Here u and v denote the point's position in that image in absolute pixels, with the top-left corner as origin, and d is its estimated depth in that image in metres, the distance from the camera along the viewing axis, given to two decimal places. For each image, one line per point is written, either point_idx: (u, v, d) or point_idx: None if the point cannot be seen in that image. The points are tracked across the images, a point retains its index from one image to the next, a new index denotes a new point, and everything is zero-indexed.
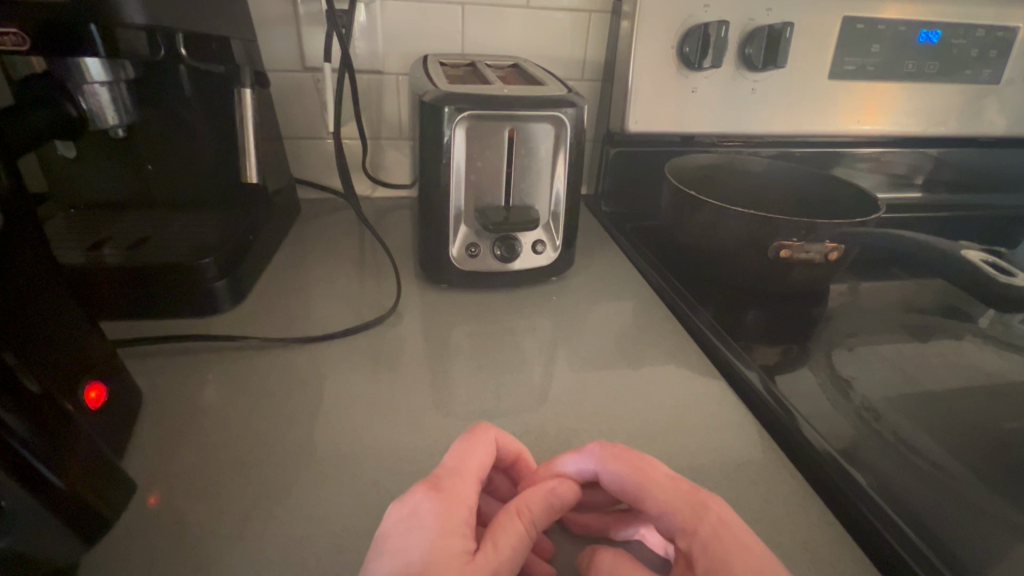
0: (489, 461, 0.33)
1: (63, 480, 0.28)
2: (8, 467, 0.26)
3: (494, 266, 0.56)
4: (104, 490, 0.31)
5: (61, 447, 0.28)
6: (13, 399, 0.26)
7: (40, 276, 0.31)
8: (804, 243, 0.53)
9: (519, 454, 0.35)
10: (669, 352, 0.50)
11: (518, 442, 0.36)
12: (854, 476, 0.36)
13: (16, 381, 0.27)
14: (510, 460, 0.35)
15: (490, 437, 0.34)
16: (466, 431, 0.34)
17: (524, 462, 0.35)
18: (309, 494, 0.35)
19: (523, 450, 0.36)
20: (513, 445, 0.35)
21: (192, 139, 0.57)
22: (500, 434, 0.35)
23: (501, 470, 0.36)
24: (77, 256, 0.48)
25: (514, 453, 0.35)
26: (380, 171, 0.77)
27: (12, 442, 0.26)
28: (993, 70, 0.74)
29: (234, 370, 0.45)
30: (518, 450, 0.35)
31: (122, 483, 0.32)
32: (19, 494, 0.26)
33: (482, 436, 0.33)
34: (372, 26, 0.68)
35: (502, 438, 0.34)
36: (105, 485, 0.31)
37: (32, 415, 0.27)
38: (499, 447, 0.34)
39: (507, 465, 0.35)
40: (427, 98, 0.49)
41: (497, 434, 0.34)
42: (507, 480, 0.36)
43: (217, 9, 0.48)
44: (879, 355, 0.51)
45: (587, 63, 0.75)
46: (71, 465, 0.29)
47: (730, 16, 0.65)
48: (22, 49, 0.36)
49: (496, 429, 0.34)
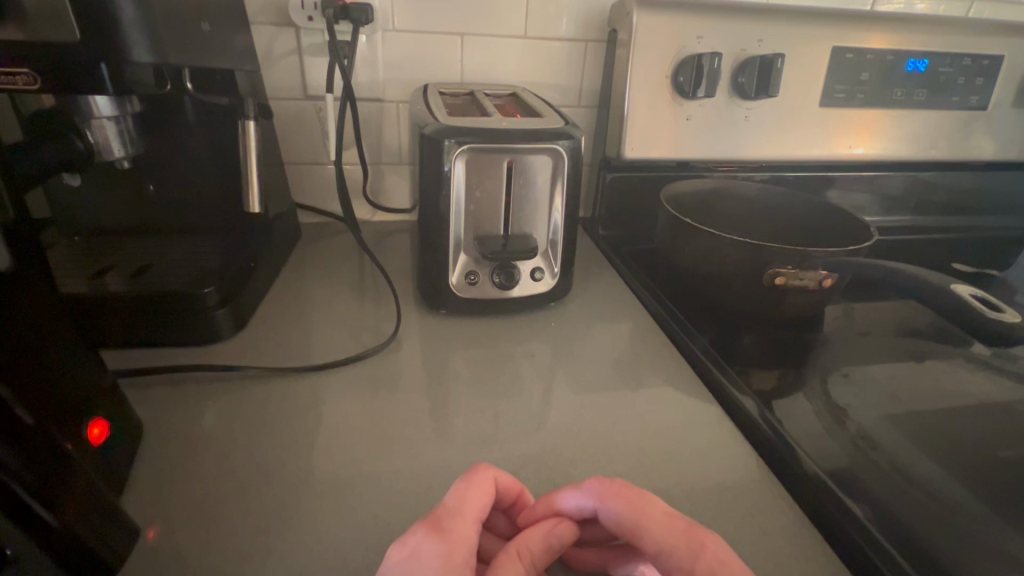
0: (490, 502, 0.33)
1: (58, 518, 0.28)
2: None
3: (493, 293, 0.56)
4: (104, 531, 0.30)
5: (58, 487, 0.28)
6: (11, 440, 0.26)
7: (51, 313, 0.32)
8: (798, 271, 0.54)
9: (518, 497, 0.35)
10: (667, 378, 0.50)
11: (518, 481, 0.36)
12: (851, 507, 0.36)
13: (17, 421, 0.27)
14: (512, 499, 0.35)
15: (491, 478, 0.34)
16: (465, 472, 0.34)
17: (525, 503, 0.35)
18: (307, 528, 0.35)
19: (523, 491, 0.35)
20: (515, 485, 0.34)
21: (194, 167, 0.57)
22: (499, 472, 0.35)
23: (501, 511, 0.35)
24: (80, 285, 0.49)
25: (516, 492, 0.35)
26: (380, 195, 0.78)
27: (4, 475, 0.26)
28: (981, 96, 0.76)
29: (233, 400, 0.45)
30: (520, 490, 0.35)
31: (123, 524, 0.32)
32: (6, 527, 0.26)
33: (482, 477, 0.33)
34: (374, 55, 0.70)
35: (502, 478, 0.34)
36: (106, 525, 0.31)
37: (25, 446, 0.27)
38: (498, 487, 0.34)
39: (507, 505, 0.35)
40: (428, 132, 0.51)
41: (496, 473, 0.34)
42: (509, 522, 0.35)
43: (221, 45, 0.49)
44: (875, 382, 0.51)
45: (584, 90, 0.77)
46: (69, 504, 0.29)
47: (723, 47, 0.67)
48: (33, 87, 0.37)
49: (496, 468, 0.35)
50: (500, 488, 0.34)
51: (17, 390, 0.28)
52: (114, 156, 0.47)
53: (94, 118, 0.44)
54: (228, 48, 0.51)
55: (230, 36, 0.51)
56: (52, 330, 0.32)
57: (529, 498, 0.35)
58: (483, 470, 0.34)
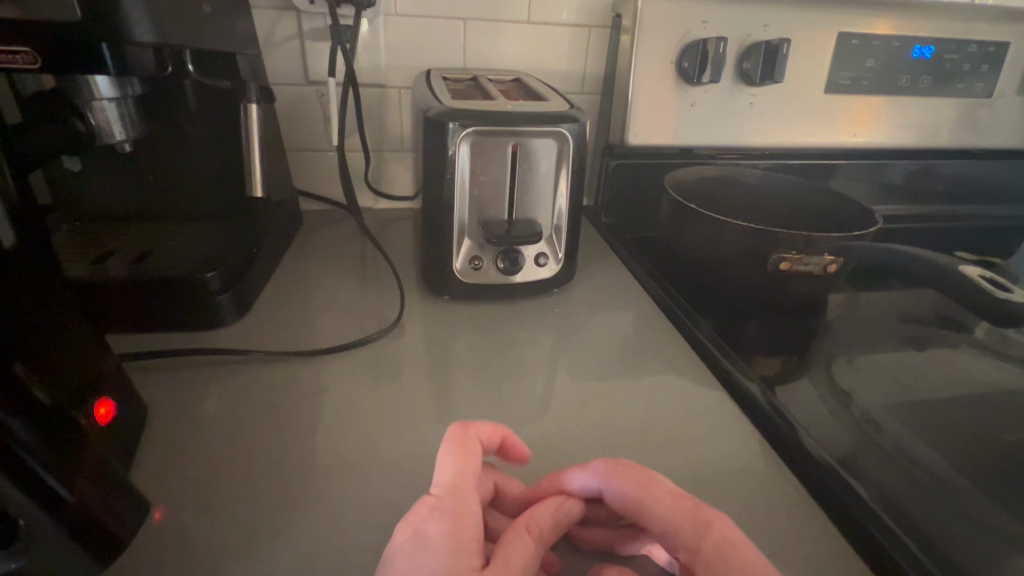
0: (480, 459, 0.33)
1: (72, 493, 0.27)
2: (4, 469, 0.24)
3: (497, 279, 0.56)
4: (115, 504, 0.30)
5: (69, 461, 0.28)
6: (22, 409, 0.26)
7: (58, 294, 0.31)
8: (803, 257, 0.54)
9: (501, 438, 0.36)
10: (671, 364, 0.50)
11: (499, 426, 0.37)
12: (855, 487, 0.37)
13: (26, 391, 0.26)
14: (496, 444, 0.36)
15: (473, 437, 0.34)
16: (446, 436, 0.34)
17: (508, 440, 0.36)
18: (314, 508, 0.35)
19: (503, 431, 0.36)
20: (496, 433, 0.35)
21: (195, 152, 0.57)
22: (478, 427, 0.35)
23: (491, 457, 0.36)
24: (82, 270, 0.49)
25: (499, 438, 0.36)
26: (382, 182, 0.78)
27: (7, 437, 0.25)
28: (986, 84, 0.75)
29: (238, 384, 0.45)
30: (502, 434, 0.36)
31: (134, 499, 0.31)
32: (13, 494, 0.25)
33: (462, 436, 0.33)
34: (376, 41, 0.69)
35: (483, 431, 0.35)
36: (119, 499, 0.30)
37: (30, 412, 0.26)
38: (482, 442, 0.35)
39: (493, 450, 0.36)
40: (432, 115, 0.50)
41: (477, 432, 0.34)
42: (509, 487, 0.36)
43: (224, 27, 0.49)
44: (878, 367, 0.51)
45: (588, 77, 0.76)
46: (82, 477, 0.28)
47: (728, 32, 0.66)
48: (33, 67, 0.36)
49: (471, 424, 0.35)
50: (484, 443, 0.35)
51: (27, 366, 0.28)
52: (115, 138, 0.46)
53: (95, 101, 0.43)
54: (231, 30, 0.50)
55: (233, 18, 0.51)
56: (60, 308, 0.31)
57: (512, 439, 0.37)
58: (460, 431, 0.34)
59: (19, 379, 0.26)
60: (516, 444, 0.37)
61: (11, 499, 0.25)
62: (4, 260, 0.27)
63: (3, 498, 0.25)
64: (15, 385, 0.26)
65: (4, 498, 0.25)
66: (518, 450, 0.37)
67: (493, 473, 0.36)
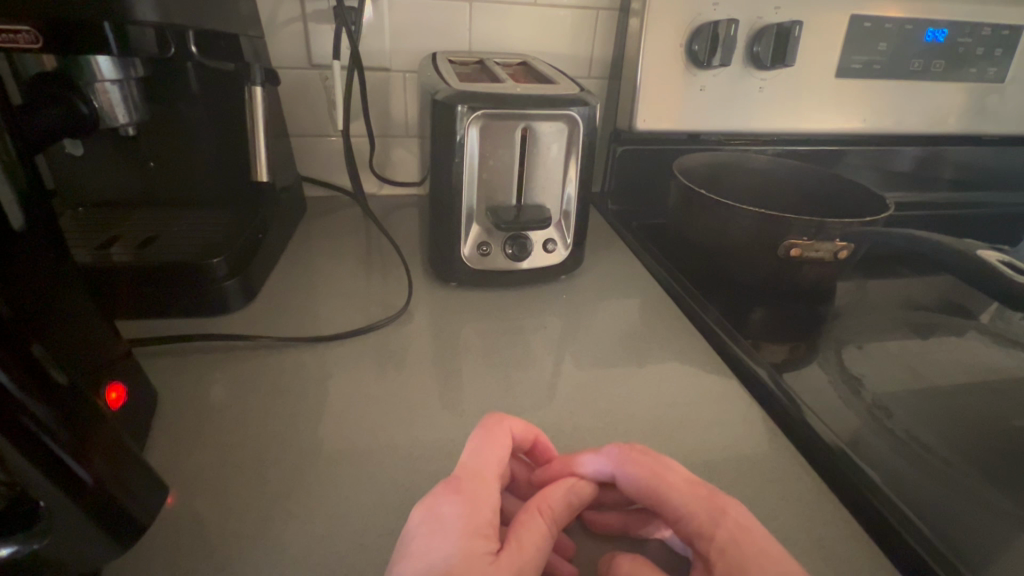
0: (507, 455, 0.33)
1: (93, 475, 0.27)
2: (25, 446, 0.24)
3: (505, 265, 0.56)
4: (137, 488, 0.29)
5: (89, 442, 0.27)
6: (41, 388, 0.25)
7: (65, 277, 0.31)
8: (814, 243, 0.53)
9: (535, 436, 0.35)
10: (681, 350, 0.50)
11: (533, 426, 0.36)
12: (867, 473, 0.37)
13: (46, 372, 0.26)
14: (528, 444, 0.35)
15: (496, 424, 0.34)
16: (481, 423, 0.35)
17: (541, 443, 0.36)
18: (327, 494, 0.35)
19: (538, 429, 0.36)
20: (529, 431, 0.35)
21: (198, 136, 0.56)
22: (512, 421, 0.35)
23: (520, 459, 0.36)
24: (88, 255, 0.48)
25: (531, 437, 0.35)
26: (386, 168, 0.77)
27: (23, 415, 0.24)
28: (998, 68, 0.74)
29: (246, 371, 0.44)
30: (535, 435, 0.35)
31: (155, 487, 0.31)
32: (33, 473, 0.25)
33: (493, 427, 0.34)
34: (380, 24, 0.68)
35: (516, 428, 0.35)
36: (139, 483, 0.30)
37: (46, 389, 0.25)
38: (513, 438, 0.34)
39: (524, 450, 0.35)
40: (439, 98, 0.49)
41: (511, 428, 0.34)
42: (524, 469, 0.36)
43: (228, 9, 0.48)
44: (888, 354, 0.51)
45: (595, 61, 0.76)
46: (102, 459, 0.28)
47: (738, 15, 0.65)
48: (35, 47, 0.36)
49: (508, 421, 0.35)
50: (508, 430, 0.34)
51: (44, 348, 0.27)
52: (119, 122, 0.45)
53: (98, 83, 0.43)
54: (236, 11, 0.49)
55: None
56: (68, 291, 0.31)
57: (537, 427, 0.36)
58: (494, 423, 0.34)
59: (38, 359, 0.26)
60: (549, 449, 0.36)
61: (32, 479, 0.25)
62: (15, 243, 0.27)
63: (21, 476, 0.24)
64: (34, 364, 0.25)
65: (23, 477, 0.24)
66: (551, 457, 0.36)
67: (510, 456, 0.35)
